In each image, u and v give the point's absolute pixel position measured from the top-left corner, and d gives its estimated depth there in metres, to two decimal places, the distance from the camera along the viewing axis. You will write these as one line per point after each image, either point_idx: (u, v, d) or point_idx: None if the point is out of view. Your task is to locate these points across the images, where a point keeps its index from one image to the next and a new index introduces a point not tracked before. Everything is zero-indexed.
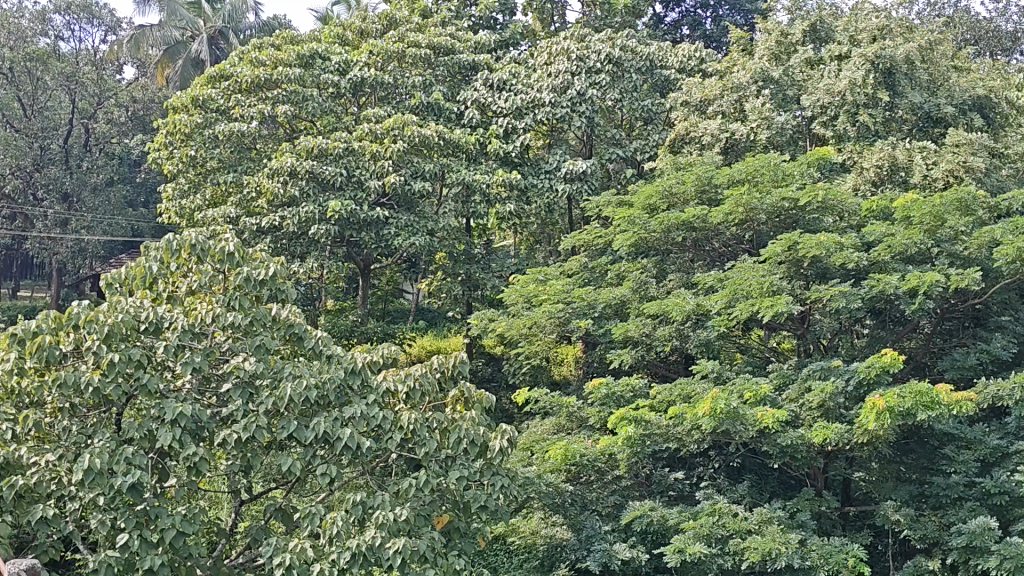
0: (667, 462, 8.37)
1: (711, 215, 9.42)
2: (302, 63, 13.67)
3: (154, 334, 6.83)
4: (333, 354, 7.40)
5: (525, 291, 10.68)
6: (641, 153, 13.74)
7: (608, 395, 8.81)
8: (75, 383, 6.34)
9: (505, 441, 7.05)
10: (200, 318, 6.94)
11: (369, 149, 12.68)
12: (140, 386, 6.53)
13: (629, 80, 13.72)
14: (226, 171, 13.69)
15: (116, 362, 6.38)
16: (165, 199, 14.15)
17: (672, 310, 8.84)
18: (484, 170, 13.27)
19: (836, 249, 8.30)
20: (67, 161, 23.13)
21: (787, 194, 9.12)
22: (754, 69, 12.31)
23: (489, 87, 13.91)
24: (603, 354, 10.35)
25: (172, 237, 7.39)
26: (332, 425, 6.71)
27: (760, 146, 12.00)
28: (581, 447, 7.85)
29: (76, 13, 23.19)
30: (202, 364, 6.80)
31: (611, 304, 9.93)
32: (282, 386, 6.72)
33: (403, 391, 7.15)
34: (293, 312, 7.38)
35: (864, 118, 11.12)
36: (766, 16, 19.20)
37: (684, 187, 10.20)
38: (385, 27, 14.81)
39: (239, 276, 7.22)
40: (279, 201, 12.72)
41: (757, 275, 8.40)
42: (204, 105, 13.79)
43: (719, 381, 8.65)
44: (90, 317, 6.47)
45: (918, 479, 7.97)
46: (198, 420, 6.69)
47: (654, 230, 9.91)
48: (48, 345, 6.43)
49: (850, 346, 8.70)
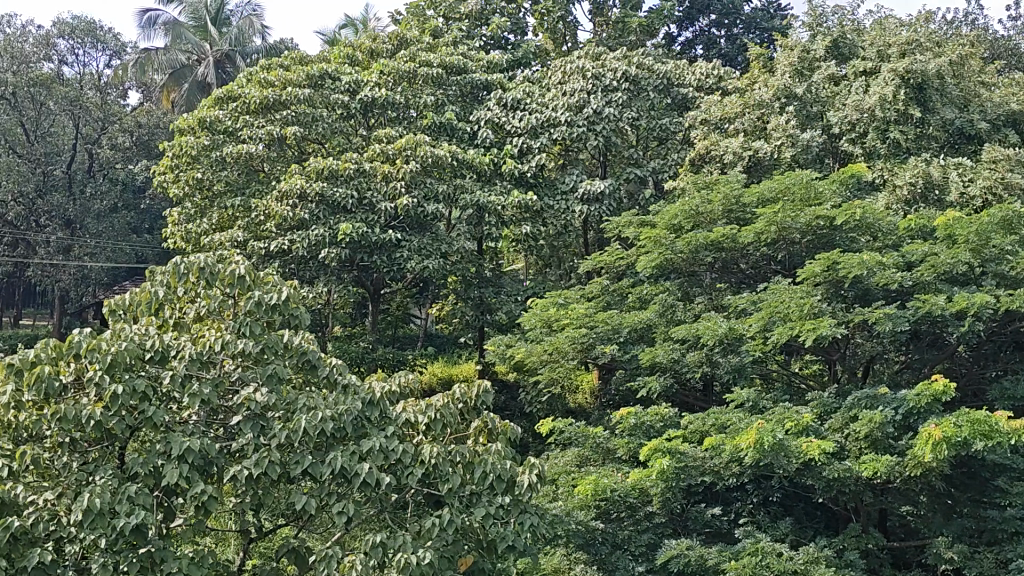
0: (701, 497, 7.92)
1: (741, 234, 9.03)
2: (312, 83, 13.34)
3: (159, 364, 6.42)
4: (348, 383, 6.99)
5: (545, 314, 10.22)
6: (661, 172, 13.35)
7: (637, 425, 8.39)
8: (76, 417, 5.93)
9: (535, 475, 6.60)
10: (209, 346, 6.53)
11: (381, 170, 12.29)
12: (145, 420, 6.16)
13: (647, 99, 13.44)
14: (233, 195, 13.28)
15: (119, 394, 5.97)
16: (171, 224, 13.87)
17: (702, 335, 8.43)
18: (498, 191, 12.88)
19: (877, 269, 7.89)
20: (71, 187, 22.84)
21: (822, 212, 8.72)
22: (776, 86, 11.97)
23: (503, 106, 13.54)
24: (627, 381, 9.91)
25: (179, 260, 6.99)
26: (349, 460, 6.25)
27: (785, 165, 11.51)
28: (611, 481, 7.44)
29: (79, 38, 22.98)
30: (210, 395, 6.38)
31: (636, 329, 9.46)
32: (296, 418, 6.30)
33: (424, 422, 6.72)
34: (306, 339, 6.98)
35: (895, 135, 10.76)
36: (782, 33, 18.89)
37: (710, 206, 9.82)
38: (396, 47, 14.48)
39: (250, 301, 6.83)
40: (288, 224, 12.30)
41: (792, 297, 8.01)
42: (211, 127, 13.38)
43: (755, 410, 8.20)
44: (91, 346, 6.09)
45: (969, 513, 7.50)
46: (206, 455, 6.27)
47: (681, 251, 9.52)
48: (46, 376, 5.98)
49: (892, 372, 8.26)
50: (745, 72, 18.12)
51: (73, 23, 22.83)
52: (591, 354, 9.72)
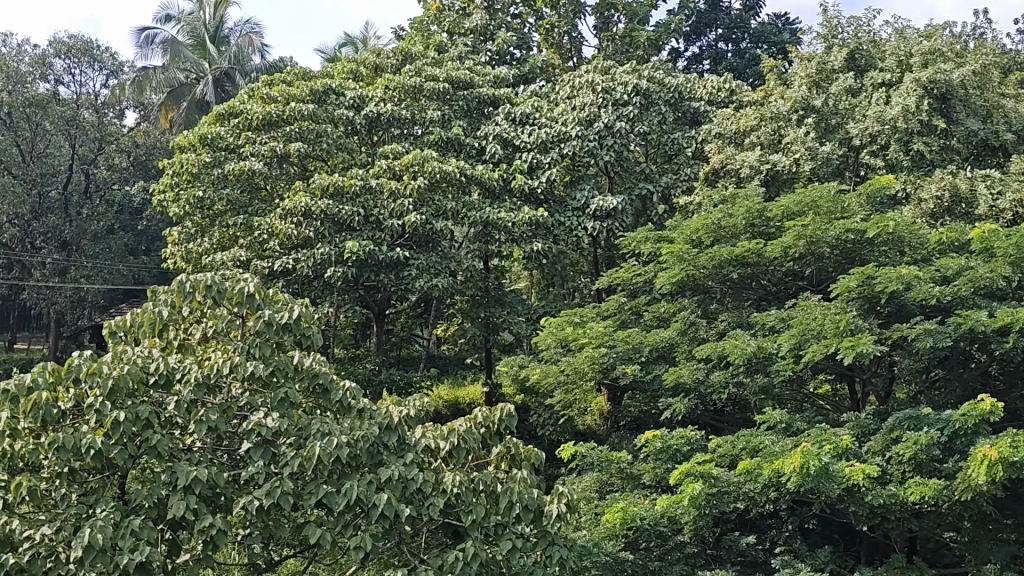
0: (732, 525, 7.53)
1: (767, 249, 8.70)
2: (315, 99, 13.02)
3: (164, 389, 6.06)
4: (364, 407, 6.61)
5: (561, 333, 9.81)
6: (673, 188, 13.02)
7: (663, 450, 8.02)
8: (75, 446, 5.55)
9: (564, 504, 6.21)
10: (217, 369, 6.17)
11: (388, 187, 11.93)
12: (148, 448, 5.77)
13: (658, 112, 13.13)
14: (235, 214, 12.93)
15: (120, 421, 5.60)
16: (170, 244, 13.51)
17: (730, 354, 8.08)
18: (508, 208, 12.48)
19: (914, 284, 7.55)
20: (67, 210, 22.50)
21: (852, 225, 8.39)
22: (793, 98, 11.66)
23: (511, 121, 13.23)
24: (647, 402, 9.54)
25: (184, 278, 6.64)
26: (366, 491, 5.85)
27: (804, 178, 11.21)
28: (641, 509, 7.09)
29: (76, 56, 22.52)
30: (218, 422, 6.01)
31: (658, 348, 9.07)
32: (310, 445, 5.92)
33: (446, 449, 6.35)
34: (317, 360, 6.59)
35: (918, 147, 10.45)
36: (792, 46, 18.56)
37: (733, 220, 9.50)
38: (400, 62, 14.16)
39: (259, 321, 6.47)
40: (291, 243, 11.94)
41: (826, 314, 7.65)
42: (212, 144, 13.04)
43: (787, 432, 7.84)
44: (92, 370, 5.73)
45: (1017, 539, 7.14)
46: (213, 486, 5.90)
47: (704, 266, 9.16)
48: (45, 402, 5.62)
49: (930, 392, 7.88)
50: (753, 86, 17.86)
51: (70, 42, 22.48)
52: (611, 375, 9.33)
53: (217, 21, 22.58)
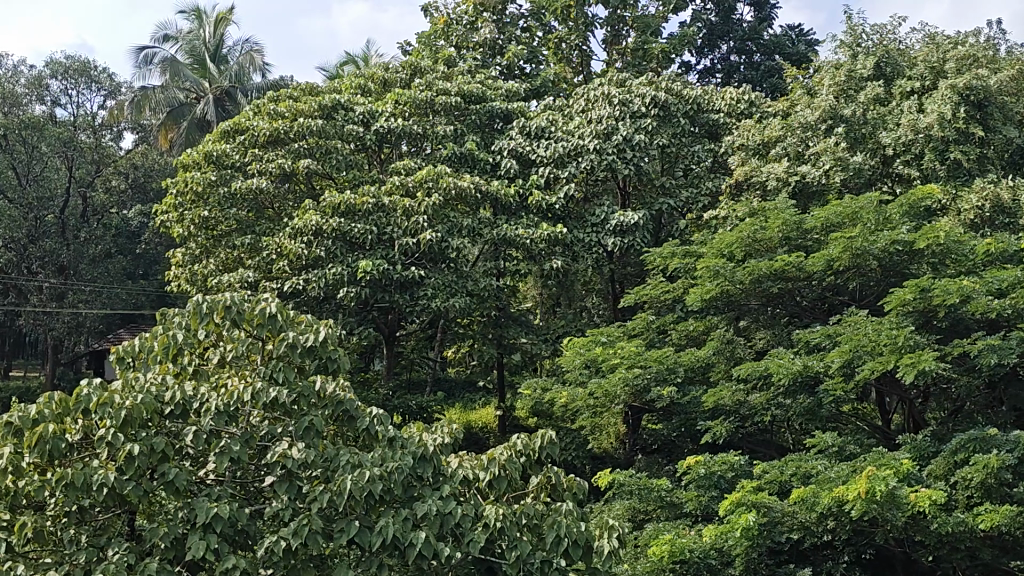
0: (786, 556, 7.05)
1: (809, 262, 8.28)
2: (324, 114, 12.58)
3: (179, 419, 5.60)
4: (395, 436, 6.13)
5: (591, 354, 9.33)
6: (693, 203, 12.61)
7: (706, 476, 7.57)
8: (85, 483, 5.09)
9: (615, 539, 5.71)
10: (237, 397, 5.68)
11: (402, 204, 11.48)
12: (164, 484, 5.29)
13: (676, 125, 12.83)
14: (241, 234, 12.49)
15: (134, 455, 5.14)
16: (174, 265, 13.02)
17: (774, 373, 7.63)
18: (526, 224, 12.06)
19: (972, 296, 7.11)
20: (64, 233, 22.01)
21: (899, 236, 7.96)
22: (822, 107, 11.28)
23: (526, 135, 12.81)
24: (681, 426, 9.07)
25: (200, 299, 6.20)
26: (403, 528, 5.39)
27: (834, 190, 10.77)
28: (689, 542, 6.65)
29: (73, 77, 22.08)
30: (240, 454, 5.53)
31: (693, 368, 8.62)
32: (340, 478, 5.45)
33: (485, 479, 5.88)
34: (342, 386, 6.08)
35: (955, 155, 10.03)
36: (807, 59, 18.30)
37: (769, 233, 9.07)
38: (410, 75, 13.76)
39: (282, 344, 6.05)
40: (301, 263, 11.49)
41: (879, 330, 7.21)
42: (218, 162, 12.59)
43: (840, 457, 7.37)
44: (102, 400, 5.28)
45: None
46: (234, 523, 5.42)
47: (742, 281, 8.71)
48: (51, 435, 5.16)
49: (990, 413, 7.40)
50: (770, 98, 17.58)
51: (67, 62, 22.01)
52: (645, 397, 8.85)
53: (216, 39, 22.34)
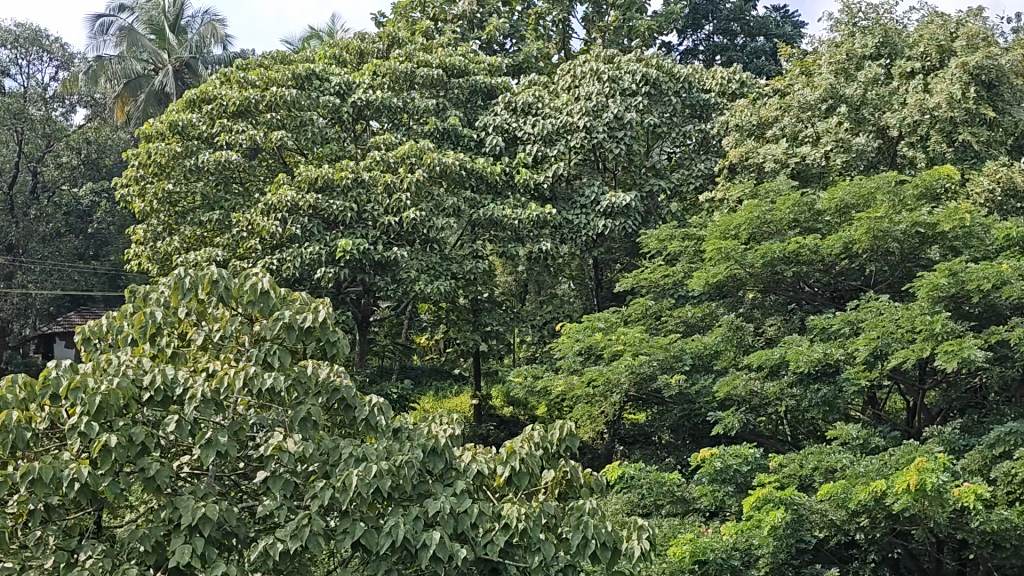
0: (811, 556, 6.58)
1: (825, 244, 7.83)
2: (298, 84, 11.90)
3: (160, 407, 4.98)
4: (400, 428, 5.53)
5: (590, 340, 8.83)
6: (686, 184, 12.17)
7: (722, 471, 7.09)
8: (55, 479, 4.46)
9: (644, 542, 5.18)
10: (226, 383, 5.05)
11: (383, 180, 10.84)
12: (144, 480, 4.66)
13: (668, 103, 12.23)
14: (209, 210, 11.78)
15: (111, 448, 4.51)
16: (134, 243, 12.28)
17: (792, 362, 7.18)
18: (513, 204, 11.51)
19: (1009, 281, 6.69)
20: (12, 212, 21.13)
21: (922, 217, 7.54)
22: (822, 86, 10.88)
23: (512, 111, 12.23)
24: (683, 418, 8.58)
25: (183, 272, 5.56)
26: (414, 529, 4.83)
27: (835, 173, 10.35)
28: (712, 541, 6.15)
29: (23, 47, 21.03)
30: (229, 446, 4.92)
31: (701, 355, 8.15)
32: (343, 474, 4.87)
33: (503, 476, 5.37)
34: (338, 372, 5.41)
35: (965, 137, 9.64)
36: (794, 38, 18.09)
37: (779, 214, 8.61)
38: (387, 47, 13.11)
39: (277, 324, 5.32)
40: (274, 242, 10.82)
41: (908, 316, 6.77)
42: (184, 132, 11.77)
43: (864, 450, 6.92)
44: (73, 385, 4.65)
45: None
46: (224, 525, 4.80)
47: (752, 265, 8.25)
48: (16, 424, 4.52)
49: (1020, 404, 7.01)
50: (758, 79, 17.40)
51: (17, 31, 20.99)
52: (648, 386, 8.34)
53: (177, 8, 21.29)
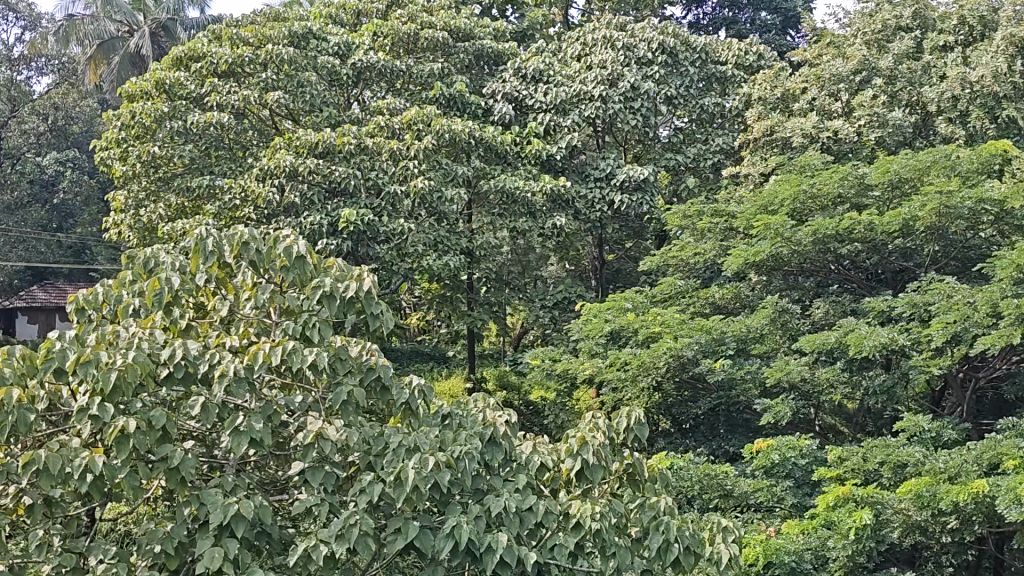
0: (883, 559, 6.02)
1: (883, 221, 7.28)
2: (293, 43, 11.14)
3: (181, 386, 4.23)
4: (450, 415, 4.85)
5: (621, 320, 8.22)
6: (703, 160, 11.65)
7: (777, 464, 6.57)
8: (62, 471, 3.67)
9: (728, 545, 4.56)
10: (261, 359, 4.28)
11: (387, 146, 10.16)
12: (167, 471, 3.92)
13: (684, 74, 11.64)
14: (197, 175, 11.01)
15: (131, 433, 3.76)
16: (115, 210, 11.45)
17: (855, 346, 6.60)
18: (523, 176, 10.86)
19: None
20: None
21: (989, 193, 6.99)
22: (855, 58, 10.32)
23: (521, 78, 11.55)
24: (718, 406, 8.04)
25: (206, 232, 4.83)
26: (477, 529, 4.11)
27: (868, 149, 9.81)
28: (783, 544, 5.58)
29: None
30: (265, 433, 4.13)
31: (743, 338, 7.59)
32: (396, 466, 4.14)
33: (572, 468, 4.54)
34: (373, 349, 4.59)
35: (1011, 113, 9.12)
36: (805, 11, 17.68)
37: (825, 188, 8.08)
38: (387, 7, 12.27)
39: (317, 292, 4.63)
40: (270, 210, 10.10)
41: (987, 298, 6.23)
42: (172, 91, 10.97)
43: (932, 443, 6.37)
44: (83, 358, 3.87)
45: None
46: (257, 524, 4.07)
47: (802, 241, 7.69)
48: (16, 403, 3.73)
49: None
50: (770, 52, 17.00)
51: None
52: (688, 371, 7.78)
53: None
